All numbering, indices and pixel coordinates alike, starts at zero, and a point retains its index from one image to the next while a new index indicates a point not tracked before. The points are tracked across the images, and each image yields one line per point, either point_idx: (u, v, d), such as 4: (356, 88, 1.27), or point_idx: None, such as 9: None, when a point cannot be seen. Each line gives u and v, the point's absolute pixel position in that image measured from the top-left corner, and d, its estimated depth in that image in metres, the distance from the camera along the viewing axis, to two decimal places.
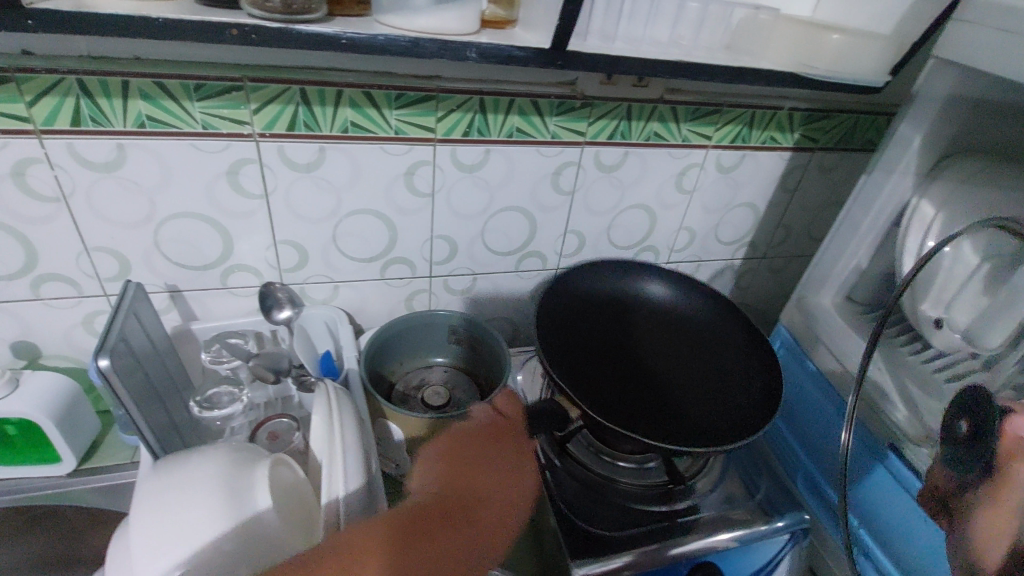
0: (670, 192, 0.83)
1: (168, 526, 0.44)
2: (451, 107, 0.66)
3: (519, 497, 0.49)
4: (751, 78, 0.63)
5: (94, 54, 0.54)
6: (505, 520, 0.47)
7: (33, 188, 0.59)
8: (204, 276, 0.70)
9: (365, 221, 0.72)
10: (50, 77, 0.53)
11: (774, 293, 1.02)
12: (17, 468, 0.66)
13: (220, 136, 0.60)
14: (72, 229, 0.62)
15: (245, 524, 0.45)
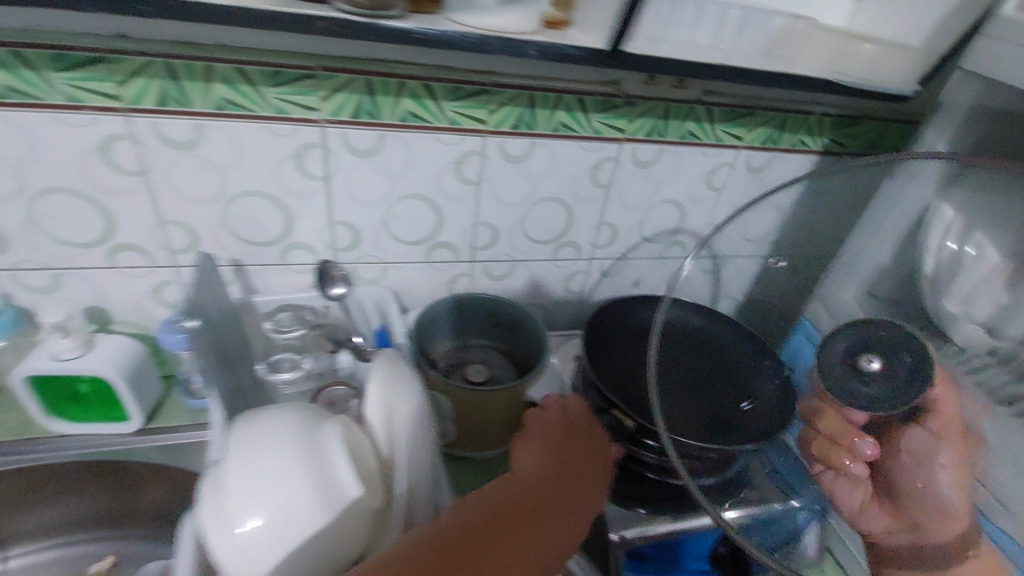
0: (702, 188, 0.86)
1: (250, 471, 0.48)
2: (504, 101, 0.70)
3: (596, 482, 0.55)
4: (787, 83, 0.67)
5: (181, 40, 0.58)
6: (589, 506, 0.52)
7: (115, 162, 0.63)
8: (264, 252, 0.75)
9: (416, 206, 0.76)
10: (141, 60, 0.58)
11: None
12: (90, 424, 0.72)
13: (290, 120, 0.65)
14: (147, 202, 0.67)
15: (319, 475, 0.49)
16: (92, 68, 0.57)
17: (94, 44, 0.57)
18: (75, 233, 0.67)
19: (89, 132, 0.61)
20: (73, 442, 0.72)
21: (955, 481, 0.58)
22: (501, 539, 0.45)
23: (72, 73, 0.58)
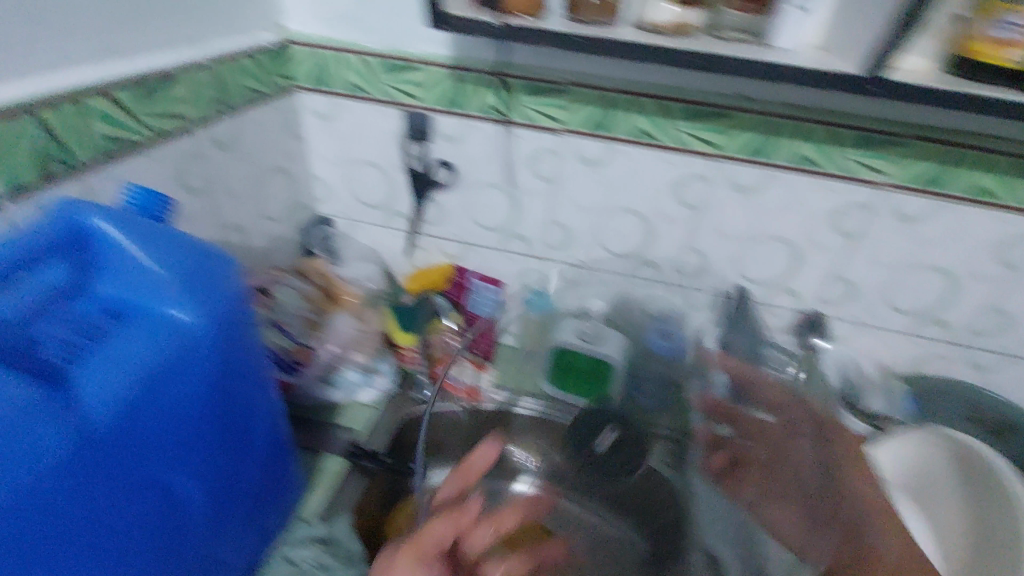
0: (825, 233, 0.73)
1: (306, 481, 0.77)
2: (580, 100, 0.70)
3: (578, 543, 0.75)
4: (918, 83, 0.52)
5: (336, 41, 0.75)
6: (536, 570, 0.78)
7: (331, 146, 0.84)
8: (372, 213, 0.90)
9: (493, 196, 0.83)
10: (339, 55, 0.75)
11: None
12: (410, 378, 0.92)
13: (396, 104, 0.77)
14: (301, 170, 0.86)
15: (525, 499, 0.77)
16: (355, 76, 0.76)
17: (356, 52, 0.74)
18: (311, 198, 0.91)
19: (330, 128, 0.82)
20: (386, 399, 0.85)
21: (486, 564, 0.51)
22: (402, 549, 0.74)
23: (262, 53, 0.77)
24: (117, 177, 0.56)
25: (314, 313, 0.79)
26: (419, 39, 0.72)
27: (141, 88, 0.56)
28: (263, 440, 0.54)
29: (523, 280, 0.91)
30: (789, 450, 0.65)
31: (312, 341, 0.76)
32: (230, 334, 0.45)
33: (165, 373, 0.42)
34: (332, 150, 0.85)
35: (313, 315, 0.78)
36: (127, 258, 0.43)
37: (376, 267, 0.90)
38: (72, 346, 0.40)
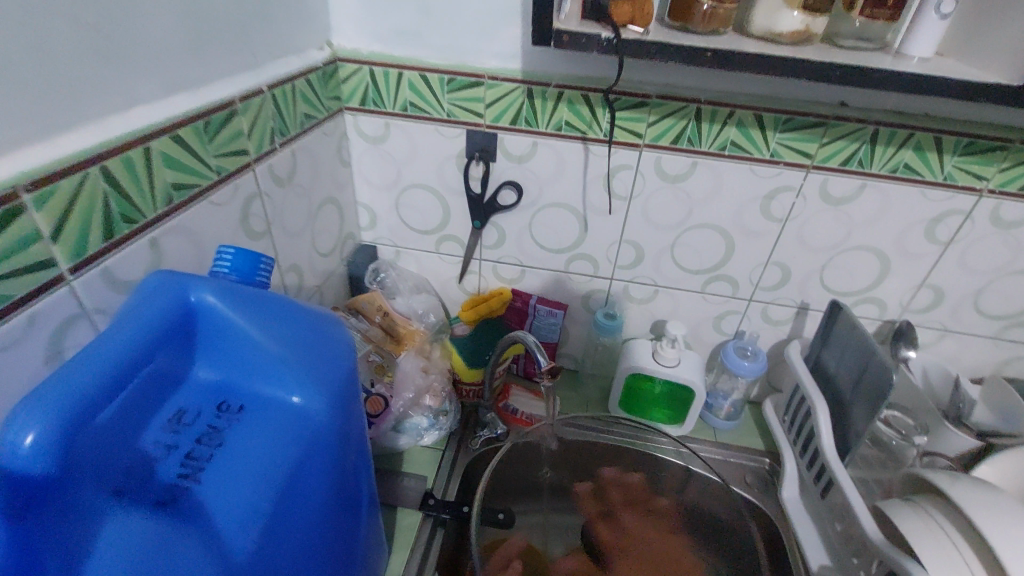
0: (916, 240, 0.71)
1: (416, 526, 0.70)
2: (666, 113, 0.65)
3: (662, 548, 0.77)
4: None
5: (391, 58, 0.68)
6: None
7: (381, 169, 0.78)
8: (423, 239, 0.84)
9: (559, 215, 0.77)
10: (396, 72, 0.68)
11: None
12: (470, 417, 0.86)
13: (458, 123, 0.71)
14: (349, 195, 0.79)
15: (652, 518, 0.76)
16: (414, 94, 0.70)
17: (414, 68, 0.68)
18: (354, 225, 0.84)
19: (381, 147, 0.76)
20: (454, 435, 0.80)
21: None
22: None
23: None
24: (191, 232, 0.49)
25: (382, 357, 0.72)
26: (490, 52, 0.66)
27: (215, 125, 0.49)
28: (371, 504, 0.48)
29: (586, 302, 0.86)
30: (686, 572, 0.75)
31: (383, 389, 0.70)
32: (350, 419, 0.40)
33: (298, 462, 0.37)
34: (382, 175, 0.78)
35: (380, 360, 0.72)
36: (244, 342, 0.37)
37: (432, 298, 0.83)
38: (194, 455, 0.34)
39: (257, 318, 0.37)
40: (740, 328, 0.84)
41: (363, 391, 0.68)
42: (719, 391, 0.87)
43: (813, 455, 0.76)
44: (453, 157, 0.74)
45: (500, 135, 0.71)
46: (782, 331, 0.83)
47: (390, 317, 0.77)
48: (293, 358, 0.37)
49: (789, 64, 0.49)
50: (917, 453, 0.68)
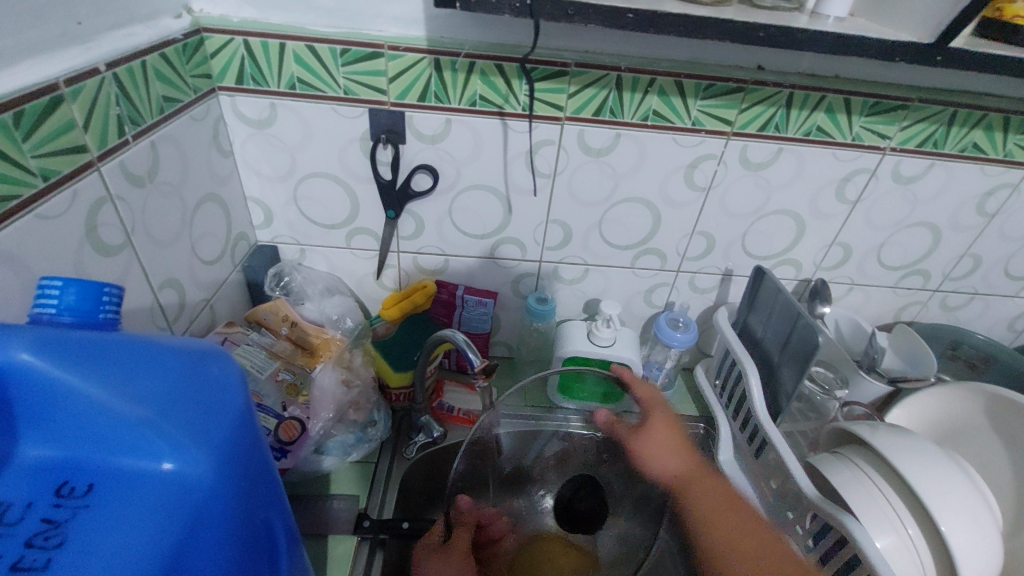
0: (828, 200, 0.73)
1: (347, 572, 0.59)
2: (586, 83, 0.61)
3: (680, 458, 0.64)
4: (978, 63, 0.50)
5: (269, 27, 0.58)
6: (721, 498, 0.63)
7: (271, 157, 0.67)
8: (330, 234, 0.74)
9: (481, 197, 0.71)
10: (277, 43, 0.58)
11: (978, 320, 0.89)
12: None
13: (358, 102, 0.62)
14: (237, 190, 0.68)
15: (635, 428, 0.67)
16: (301, 67, 0.60)
17: (298, 36, 0.58)
18: None
19: (268, 131, 0.65)
20: (383, 449, 0.73)
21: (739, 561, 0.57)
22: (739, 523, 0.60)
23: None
24: (16, 259, 0.38)
25: (295, 375, 0.64)
26: (387, 18, 0.58)
27: (30, 117, 0.38)
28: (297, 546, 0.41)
29: (517, 287, 0.81)
30: (746, 537, 0.59)
31: (298, 411, 0.62)
32: (248, 484, 0.32)
33: (176, 563, 0.29)
34: (273, 164, 0.68)
35: (292, 377, 0.63)
36: (84, 406, 0.29)
37: (348, 300, 0.74)
38: (23, 565, 0.26)
39: (104, 373, 0.29)
40: (670, 299, 0.84)
41: (274, 418, 0.60)
42: (654, 362, 0.86)
43: (745, 418, 0.73)
44: (354, 141, 0.66)
45: (408, 113, 0.63)
46: (708, 298, 0.84)
47: (299, 326, 0.68)
48: (160, 417, 0.29)
49: (714, 24, 0.47)
50: (838, 405, 0.71)
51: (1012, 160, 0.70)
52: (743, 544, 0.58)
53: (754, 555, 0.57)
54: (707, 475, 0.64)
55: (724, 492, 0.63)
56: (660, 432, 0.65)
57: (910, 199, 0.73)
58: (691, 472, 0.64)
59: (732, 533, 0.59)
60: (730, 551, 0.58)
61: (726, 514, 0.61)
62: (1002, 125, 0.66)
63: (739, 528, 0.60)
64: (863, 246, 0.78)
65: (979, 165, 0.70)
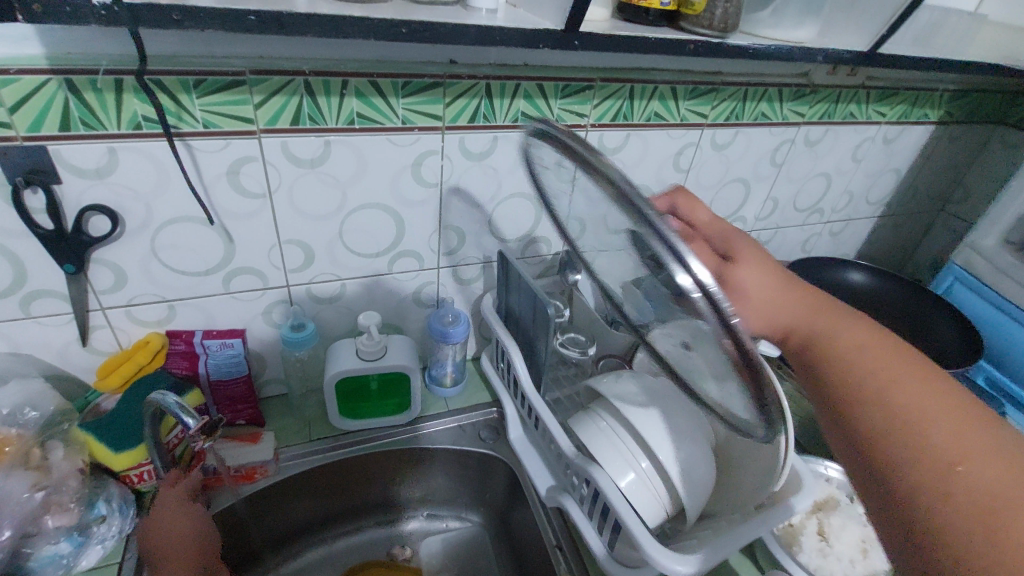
0: (669, 171, 0.85)
1: None
2: (458, 93, 0.64)
3: (767, 280, 0.50)
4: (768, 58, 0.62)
5: (99, 62, 0.50)
6: (847, 357, 0.45)
7: (114, 205, 0.58)
8: (205, 281, 0.67)
9: (371, 216, 0.70)
10: (112, 79, 0.51)
11: (786, 249, 1.11)
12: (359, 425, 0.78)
13: (221, 134, 0.57)
14: (74, 251, 0.58)
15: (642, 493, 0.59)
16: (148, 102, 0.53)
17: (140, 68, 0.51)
18: (86, 288, 0.62)
19: (106, 180, 0.56)
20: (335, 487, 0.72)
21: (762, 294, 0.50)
22: (823, 345, 0.47)
23: None
24: None
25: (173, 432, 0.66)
26: (239, 42, 0.54)
27: None
28: None
29: (419, 298, 0.81)
30: (947, 414, 0.38)
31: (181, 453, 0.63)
32: None
33: None
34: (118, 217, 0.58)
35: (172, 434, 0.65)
36: None
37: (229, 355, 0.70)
38: None
39: None
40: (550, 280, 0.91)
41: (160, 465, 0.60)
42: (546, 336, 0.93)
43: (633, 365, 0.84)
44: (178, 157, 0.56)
45: (281, 139, 0.60)
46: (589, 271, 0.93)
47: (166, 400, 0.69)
48: None
49: (574, 42, 0.51)
50: None
51: (789, 121, 0.89)
52: (882, 359, 0.43)
53: (958, 513, 0.34)
54: (851, 331, 0.47)
55: (869, 329, 0.47)
56: (778, 287, 0.50)
57: (726, 162, 0.89)
58: (782, 289, 0.50)
59: (923, 450, 0.37)
60: (861, 376, 0.43)
61: (861, 332, 0.46)
62: (777, 96, 0.84)
63: (923, 427, 0.38)
64: (699, 205, 0.93)
65: (768, 129, 0.88)
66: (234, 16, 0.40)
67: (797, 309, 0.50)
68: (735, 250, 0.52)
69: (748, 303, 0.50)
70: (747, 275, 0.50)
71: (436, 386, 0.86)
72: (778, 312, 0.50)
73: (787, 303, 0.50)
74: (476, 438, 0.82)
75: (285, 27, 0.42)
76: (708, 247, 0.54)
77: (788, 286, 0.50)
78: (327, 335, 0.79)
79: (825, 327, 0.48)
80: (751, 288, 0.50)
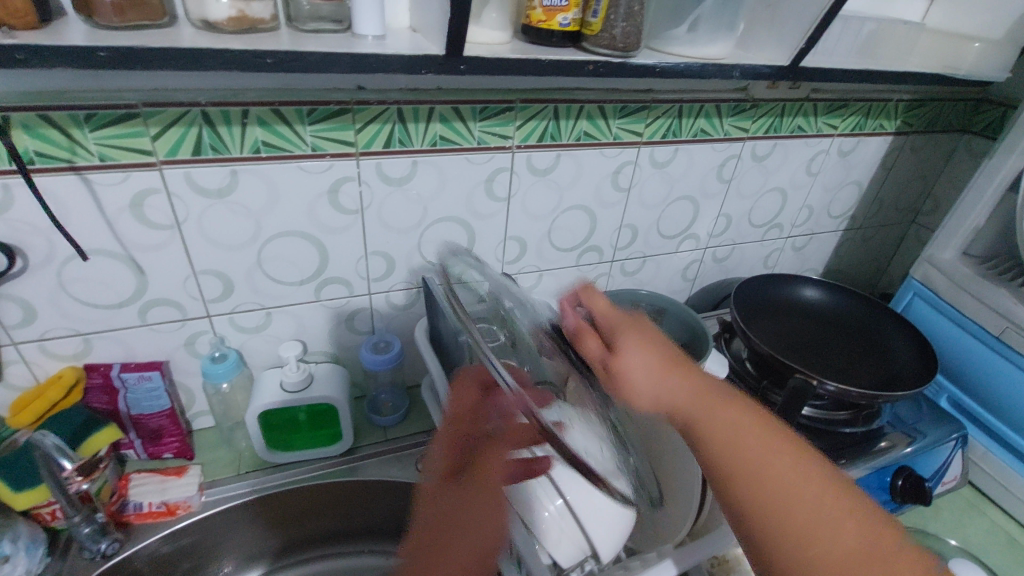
0: (607, 190, 0.84)
1: None
2: (369, 119, 0.64)
3: (648, 363, 0.49)
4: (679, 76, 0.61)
5: None
6: (725, 435, 0.46)
7: (13, 241, 0.57)
8: (120, 314, 0.66)
9: (290, 243, 0.69)
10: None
11: (748, 265, 1.09)
12: (291, 456, 0.77)
13: (120, 167, 0.57)
14: None
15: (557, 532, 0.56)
16: (38, 137, 0.53)
17: (26, 103, 0.51)
18: None
19: (2, 216, 0.55)
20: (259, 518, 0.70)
21: (647, 382, 0.48)
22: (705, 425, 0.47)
23: None
24: None
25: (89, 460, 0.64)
26: (130, 75, 0.54)
27: None
28: None
29: (352, 324, 0.80)
30: (836, 521, 0.42)
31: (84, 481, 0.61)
32: None
33: None
34: (17, 253, 0.58)
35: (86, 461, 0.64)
36: None
37: (150, 387, 0.69)
38: None
39: None
40: None
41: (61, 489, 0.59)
42: None
43: None
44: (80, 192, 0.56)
45: (184, 169, 0.59)
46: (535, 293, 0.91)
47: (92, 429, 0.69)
48: None
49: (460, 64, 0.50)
50: None
51: (732, 137, 0.87)
52: (771, 457, 0.45)
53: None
54: (722, 403, 0.48)
55: (739, 405, 0.48)
56: (662, 374, 0.49)
57: (669, 179, 0.87)
58: (660, 373, 0.49)
59: (828, 570, 0.40)
60: (757, 483, 0.44)
61: (744, 420, 0.47)
62: (716, 111, 0.83)
63: (821, 541, 0.41)
64: (645, 224, 0.91)
65: (711, 146, 0.86)
66: (82, 51, 0.40)
67: (677, 390, 0.48)
68: (618, 336, 0.50)
69: (631, 393, 0.48)
70: (629, 365, 0.48)
71: (375, 415, 0.83)
72: (663, 398, 0.48)
73: (669, 388, 0.48)
74: (412, 468, 0.79)
75: (140, 62, 0.42)
76: (596, 334, 0.51)
77: (672, 363, 0.49)
78: (256, 365, 0.77)
79: (707, 413, 0.47)
80: (635, 377, 0.48)
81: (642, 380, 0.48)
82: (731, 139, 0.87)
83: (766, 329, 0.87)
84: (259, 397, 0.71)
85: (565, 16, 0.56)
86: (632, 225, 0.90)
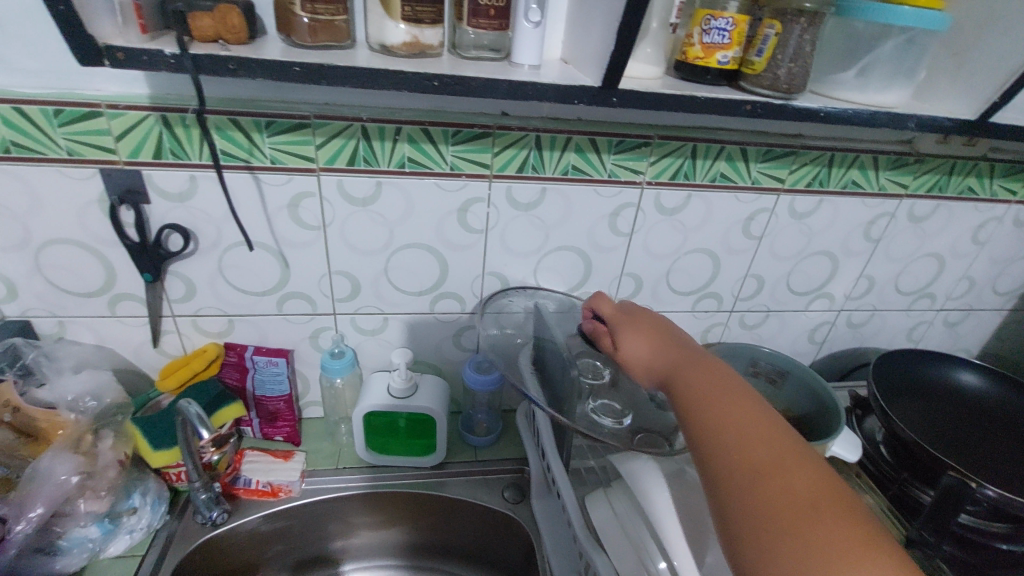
0: (736, 236, 0.79)
1: None
2: (507, 144, 0.65)
3: (644, 338, 0.53)
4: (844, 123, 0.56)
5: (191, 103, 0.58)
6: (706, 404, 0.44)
7: (188, 225, 0.65)
8: (261, 302, 0.72)
9: (416, 255, 0.72)
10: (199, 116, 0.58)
11: (886, 334, 0.97)
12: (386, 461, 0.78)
13: (285, 170, 0.63)
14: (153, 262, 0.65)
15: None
16: (225, 137, 0.60)
17: (223, 108, 0.58)
18: (161, 296, 0.69)
19: (185, 203, 0.63)
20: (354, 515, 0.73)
21: (640, 351, 0.53)
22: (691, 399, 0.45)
23: (73, 126, 0.57)
24: None
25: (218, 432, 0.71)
26: (309, 90, 0.59)
27: None
28: None
29: (459, 340, 0.81)
30: (792, 468, 0.38)
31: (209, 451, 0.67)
32: None
33: None
34: (190, 236, 0.65)
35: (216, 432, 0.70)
36: None
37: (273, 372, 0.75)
38: None
39: None
40: None
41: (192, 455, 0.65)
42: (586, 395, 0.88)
43: None
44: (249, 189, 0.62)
45: (337, 177, 0.64)
46: None
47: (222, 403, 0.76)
48: None
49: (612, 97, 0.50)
50: None
51: (886, 193, 0.79)
52: (728, 414, 0.42)
53: (800, 568, 0.33)
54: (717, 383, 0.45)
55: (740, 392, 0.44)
56: (657, 351, 0.52)
57: (808, 231, 0.80)
58: (651, 346, 0.53)
59: (769, 511, 0.35)
60: (712, 434, 0.41)
61: (715, 379, 0.46)
62: (872, 164, 0.76)
63: (765, 482, 0.37)
64: (774, 277, 0.85)
65: (862, 200, 0.79)
66: (279, 66, 0.45)
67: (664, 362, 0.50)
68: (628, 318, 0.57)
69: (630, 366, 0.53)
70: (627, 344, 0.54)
71: (469, 433, 0.83)
72: (654, 364, 0.51)
73: (663, 361, 0.51)
74: (497, 494, 0.78)
75: (324, 78, 0.46)
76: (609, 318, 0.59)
77: (666, 341, 0.52)
78: (367, 366, 0.81)
79: (683, 364, 0.49)
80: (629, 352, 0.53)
81: (640, 355, 0.53)
82: (886, 195, 0.79)
83: (906, 411, 0.76)
84: (368, 398, 0.74)
85: (725, 54, 0.54)
86: (760, 275, 0.84)
